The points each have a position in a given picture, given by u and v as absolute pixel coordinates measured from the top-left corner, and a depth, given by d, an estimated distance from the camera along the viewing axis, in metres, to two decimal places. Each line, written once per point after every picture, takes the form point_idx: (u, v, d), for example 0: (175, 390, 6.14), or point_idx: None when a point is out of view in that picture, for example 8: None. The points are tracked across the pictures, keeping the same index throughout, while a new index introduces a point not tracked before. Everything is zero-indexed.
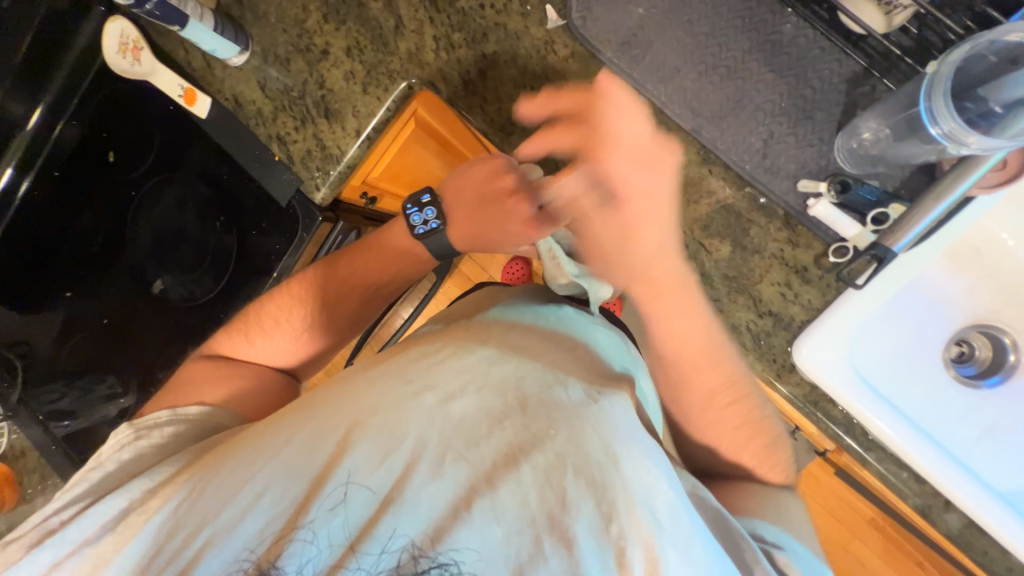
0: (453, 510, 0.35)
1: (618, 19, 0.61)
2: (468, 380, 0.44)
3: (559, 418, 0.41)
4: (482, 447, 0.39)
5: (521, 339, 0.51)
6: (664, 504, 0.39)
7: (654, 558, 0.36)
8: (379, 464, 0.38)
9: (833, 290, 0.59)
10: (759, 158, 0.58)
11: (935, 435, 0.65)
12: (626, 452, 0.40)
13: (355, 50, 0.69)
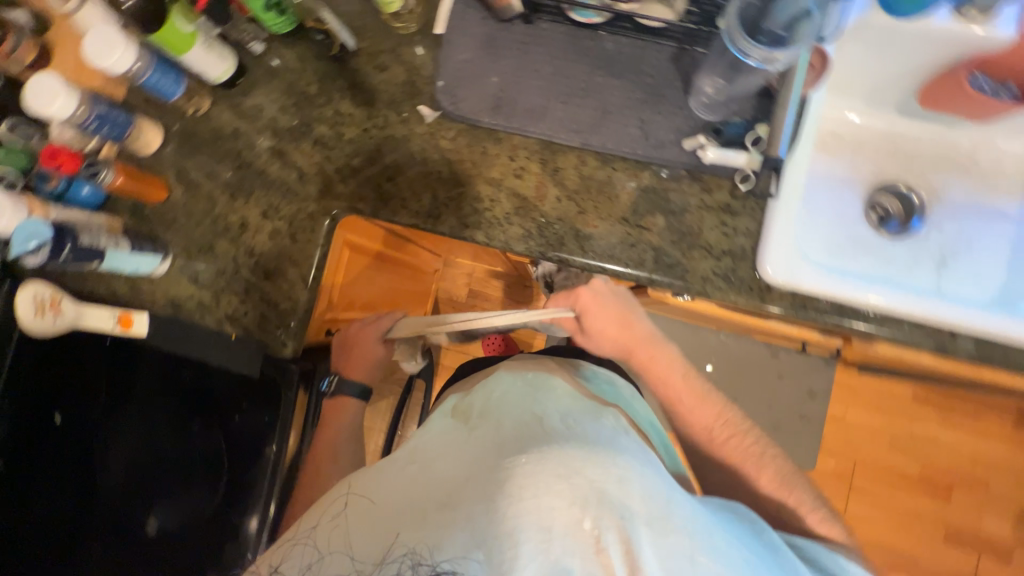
0: (442, 537, 0.43)
1: (481, 91, 0.71)
2: (456, 442, 0.52)
3: (529, 446, 0.46)
4: (463, 485, 0.46)
5: (508, 380, 0.58)
6: (639, 494, 0.43)
7: (624, 540, 0.40)
8: (387, 512, 0.48)
9: (760, 210, 0.66)
10: (644, 141, 0.67)
11: (908, 282, 0.75)
12: (594, 454, 0.45)
13: (273, 211, 0.75)
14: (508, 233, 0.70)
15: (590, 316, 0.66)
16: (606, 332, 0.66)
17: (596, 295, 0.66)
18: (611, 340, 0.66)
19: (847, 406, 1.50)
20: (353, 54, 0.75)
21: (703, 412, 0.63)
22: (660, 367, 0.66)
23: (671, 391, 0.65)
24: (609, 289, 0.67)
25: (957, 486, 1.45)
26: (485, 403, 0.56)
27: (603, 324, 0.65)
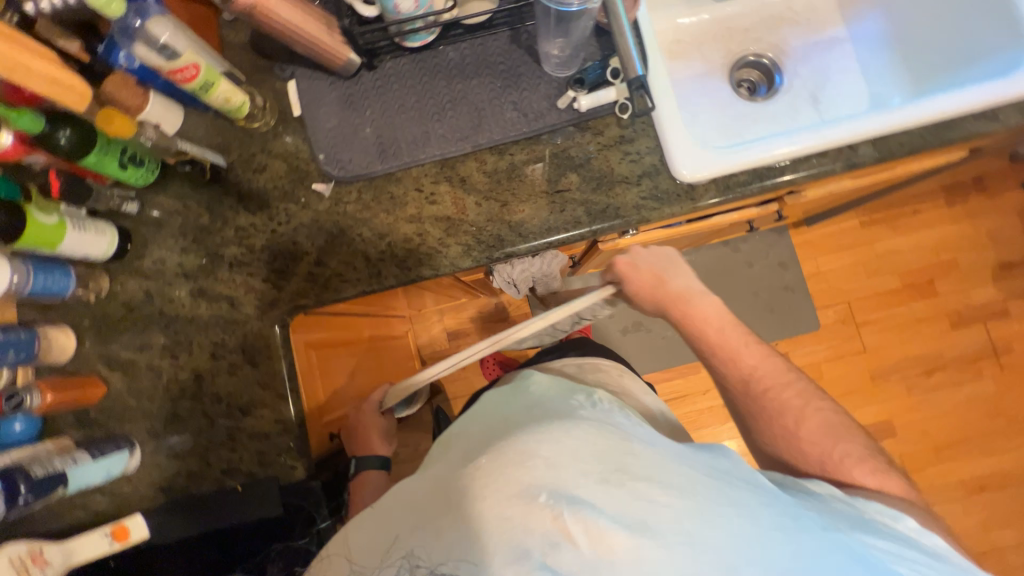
0: (430, 539, 0.48)
1: (362, 145, 0.72)
2: (434, 465, 0.57)
3: (493, 447, 0.51)
4: (446, 488, 0.50)
5: (492, 398, 0.64)
6: (590, 460, 0.48)
7: (574, 503, 0.45)
8: (385, 525, 0.53)
9: (650, 126, 0.70)
10: (524, 118, 0.71)
11: (795, 127, 0.86)
12: (548, 436, 0.49)
13: (221, 349, 0.71)
14: (449, 254, 0.70)
15: (628, 280, 0.74)
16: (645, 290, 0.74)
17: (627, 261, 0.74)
18: (656, 301, 0.73)
19: (814, 259, 1.60)
20: (228, 170, 0.74)
21: (748, 366, 0.68)
22: (704, 324, 0.70)
23: (725, 348, 0.69)
24: (647, 253, 0.75)
25: (935, 277, 1.57)
26: (465, 421, 0.62)
27: (638, 286, 0.74)
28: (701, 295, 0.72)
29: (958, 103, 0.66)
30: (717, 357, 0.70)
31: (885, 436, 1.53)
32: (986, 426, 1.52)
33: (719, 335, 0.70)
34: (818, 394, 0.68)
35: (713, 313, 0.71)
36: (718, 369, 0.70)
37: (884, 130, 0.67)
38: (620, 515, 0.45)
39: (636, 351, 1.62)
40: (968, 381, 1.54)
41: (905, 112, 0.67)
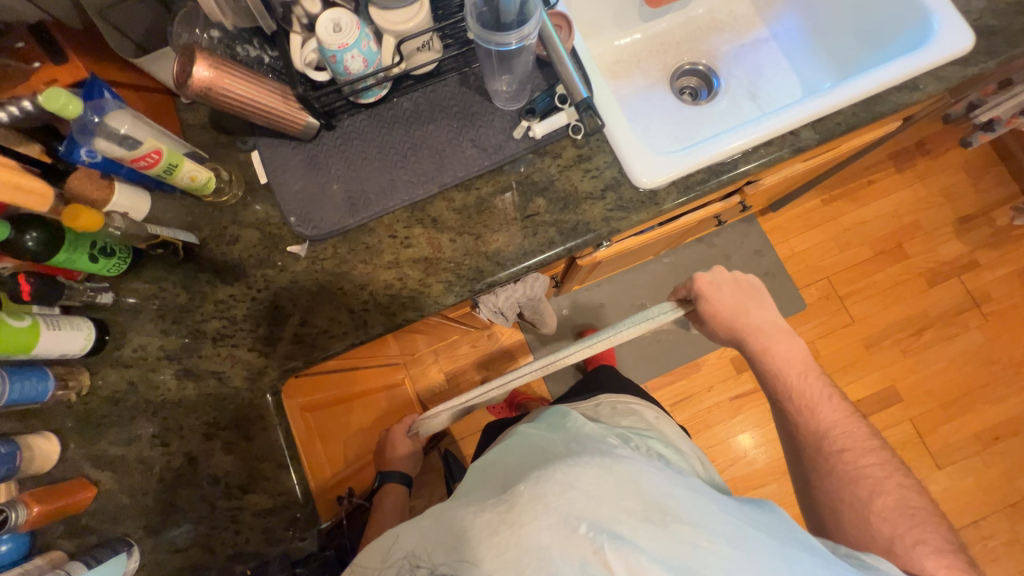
0: (442, 545, 0.50)
1: (332, 202, 0.74)
2: (462, 492, 0.57)
3: (533, 474, 0.52)
4: (480, 512, 0.50)
5: (528, 430, 0.65)
6: (633, 499, 0.49)
7: (614, 536, 0.47)
8: (408, 545, 0.53)
9: (604, 142, 0.74)
10: (485, 153, 0.73)
11: (739, 122, 0.91)
12: (591, 470, 0.50)
13: (214, 427, 0.69)
14: (432, 293, 0.71)
15: (709, 303, 0.77)
16: (723, 312, 0.78)
17: (711, 283, 0.78)
18: (748, 332, 0.78)
19: (787, 241, 1.65)
20: (201, 247, 0.74)
21: (819, 414, 0.77)
22: (782, 367, 0.78)
23: (804, 394, 0.77)
24: (724, 278, 0.79)
25: (903, 241, 1.63)
26: (495, 453, 0.62)
27: (720, 307, 0.77)
28: (784, 336, 0.78)
29: (880, 81, 0.71)
30: (792, 401, 0.78)
31: (892, 402, 1.53)
32: (985, 376, 1.54)
33: (802, 380, 0.77)
34: (854, 427, 0.76)
35: (793, 355, 0.78)
36: (790, 412, 0.79)
37: (823, 113, 0.71)
38: (658, 549, 0.47)
39: (635, 360, 1.62)
40: (957, 334, 1.57)
41: (837, 94, 0.71)
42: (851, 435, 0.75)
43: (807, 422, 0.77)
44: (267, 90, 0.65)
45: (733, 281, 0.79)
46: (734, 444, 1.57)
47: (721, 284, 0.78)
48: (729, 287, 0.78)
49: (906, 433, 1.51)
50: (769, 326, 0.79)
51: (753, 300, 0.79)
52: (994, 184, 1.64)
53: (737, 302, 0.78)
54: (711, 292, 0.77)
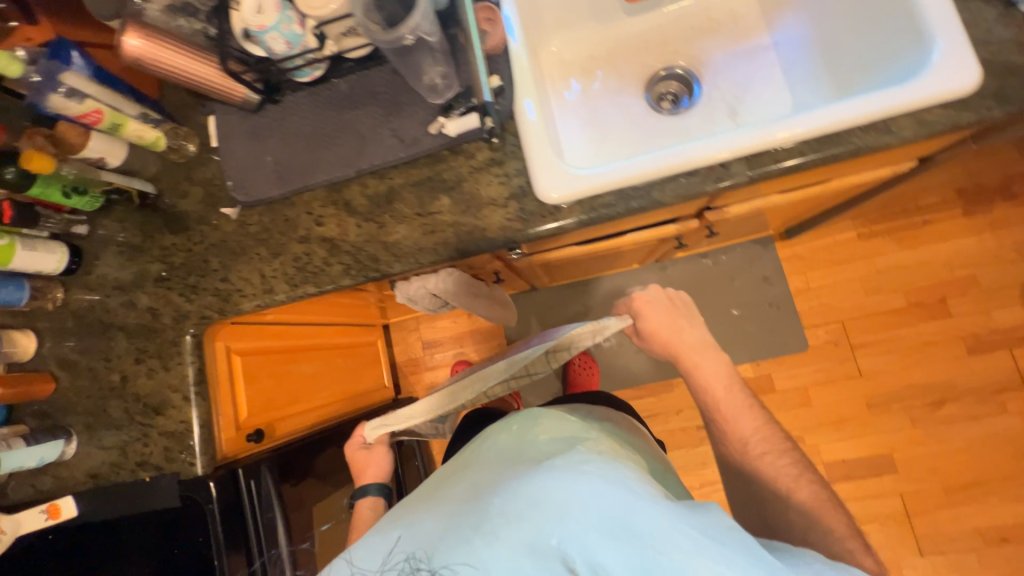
0: (440, 551, 0.52)
1: (263, 171, 0.79)
2: (459, 489, 0.60)
3: (515, 484, 0.56)
4: (471, 511, 0.55)
5: (504, 425, 0.72)
6: (604, 514, 0.50)
7: (583, 552, 0.49)
8: (405, 527, 0.58)
9: (519, 149, 0.72)
10: (401, 143, 0.74)
11: (706, 134, 0.83)
12: (563, 488, 0.53)
13: (143, 353, 0.81)
14: (331, 273, 0.75)
15: (640, 316, 0.88)
16: (657, 328, 0.87)
17: (649, 301, 0.88)
18: (665, 345, 0.87)
19: (804, 273, 1.48)
20: (157, 197, 0.85)
21: (734, 424, 0.82)
22: (699, 376, 0.85)
23: (724, 401, 0.83)
24: (658, 295, 0.89)
25: (949, 295, 1.40)
26: (490, 456, 0.66)
27: (654, 321, 0.87)
28: (705, 349, 0.86)
29: (829, 118, 0.62)
30: (717, 411, 0.83)
31: (883, 472, 1.37)
32: (1012, 469, 1.32)
33: (717, 388, 0.84)
34: (773, 440, 0.79)
35: (714, 365, 0.85)
36: (716, 421, 0.84)
37: (756, 147, 0.64)
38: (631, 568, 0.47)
39: (606, 367, 1.58)
40: (988, 415, 1.35)
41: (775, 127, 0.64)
42: (767, 439, 0.80)
43: (732, 429, 0.82)
44: (203, 61, 0.71)
45: (668, 302, 0.89)
46: (691, 474, 1.49)
47: (653, 300, 0.89)
48: (659, 304, 0.89)
49: (892, 509, 1.35)
50: (694, 339, 0.86)
51: (680, 317, 0.88)
52: None
53: (665, 319, 0.87)
54: (639, 311, 0.88)
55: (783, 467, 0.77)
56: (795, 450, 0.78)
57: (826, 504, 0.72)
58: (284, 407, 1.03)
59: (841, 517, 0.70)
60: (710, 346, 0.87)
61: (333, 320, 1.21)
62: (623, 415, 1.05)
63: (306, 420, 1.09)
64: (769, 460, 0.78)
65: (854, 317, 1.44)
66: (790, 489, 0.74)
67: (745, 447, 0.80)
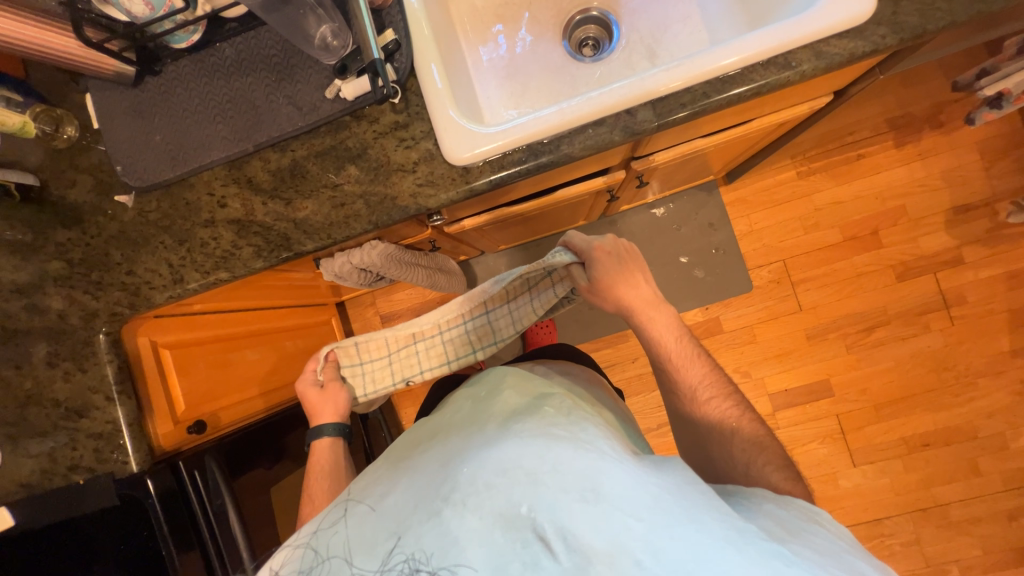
0: (428, 538, 0.50)
1: (152, 152, 0.73)
2: (428, 461, 0.58)
3: (486, 454, 0.54)
4: (448, 487, 0.53)
5: (470, 393, 0.71)
6: (572, 475, 0.50)
7: (554, 516, 0.48)
8: (383, 520, 0.54)
9: (425, 110, 0.69)
10: (299, 112, 0.69)
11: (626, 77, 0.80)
12: (529, 451, 0.53)
13: (57, 357, 0.77)
14: (243, 257, 0.72)
15: (595, 271, 0.83)
16: (614, 283, 0.83)
17: (605, 253, 0.83)
18: (616, 304, 0.84)
19: (748, 216, 1.51)
20: (42, 188, 0.77)
21: (679, 373, 0.84)
22: (653, 330, 0.85)
23: (675, 353, 0.84)
24: (609, 252, 0.84)
25: (882, 226, 1.46)
26: (457, 423, 0.64)
27: (608, 275, 0.82)
28: (658, 303, 0.85)
29: (721, 60, 0.62)
30: (669, 363, 0.84)
31: (821, 396, 1.47)
32: (933, 382, 1.44)
33: (668, 341, 0.84)
34: (716, 384, 0.83)
35: (667, 317, 0.85)
36: (666, 372, 0.85)
37: (655, 93, 0.63)
38: (599, 527, 0.47)
39: (564, 323, 1.61)
40: (914, 335, 1.45)
41: (674, 70, 0.63)
42: (713, 384, 0.84)
43: (681, 379, 0.84)
44: (53, 30, 0.63)
45: (622, 256, 0.85)
46: (649, 416, 1.57)
47: (608, 252, 0.84)
48: (612, 258, 0.84)
49: (829, 429, 1.46)
50: (647, 295, 0.85)
51: (636, 269, 0.85)
52: (1008, 171, 1.44)
53: (618, 273, 0.83)
54: (592, 267, 0.83)
55: (715, 406, 0.82)
56: (737, 393, 0.83)
57: (756, 431, 0.78)
58: (230, 395, 1.02)
59: (770, 443, 0.77)
60: (661, 300, 0.86)
61: (276, 302, 1.18)
62: (581, 366, 1.05)
63: (255, 406, 1.08)
64: (714, 404, 0.82)
65: (797, 255, 1.49)
66: (732, 429, 0.79)
67: (695, 395, 0.83)
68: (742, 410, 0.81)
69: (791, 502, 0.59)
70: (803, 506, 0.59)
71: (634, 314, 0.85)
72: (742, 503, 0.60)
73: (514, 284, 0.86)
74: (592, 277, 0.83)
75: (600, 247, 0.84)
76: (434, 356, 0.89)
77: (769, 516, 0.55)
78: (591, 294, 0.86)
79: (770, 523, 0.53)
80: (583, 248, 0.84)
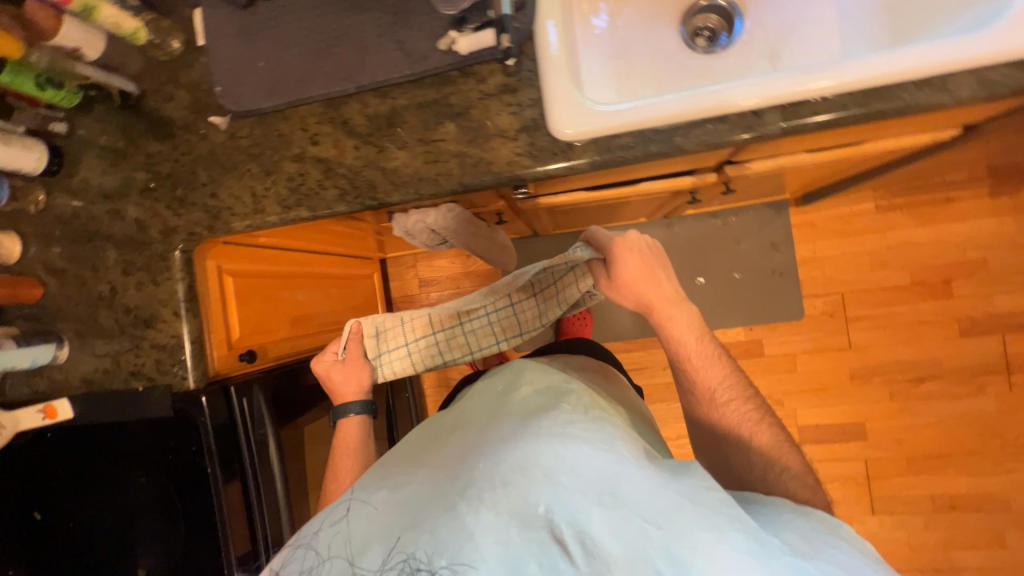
0: (438, 540, 0.49)
1: (252, 78, 0.72)
2: (440, 458, 0.59)
3: (501, 451, 0.55)
4: (461, 484, 0.53)
5: (489, 385, 0.72)
6: (589, 476, 0.51)
7: (570, 517, 0.48)
8: (393, 514, 0.53)
9: (537, 77, 0.66)
10: (407, 58, 0.67)
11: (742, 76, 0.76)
12: (544, 452, 0.53)
13: (133, 266, 0.79)
14: (324, 197, 0.71)
15: (621, 264, 0.80)
16: (634, 281, 0.80)
17: (629, 246, 0.80)
18: (638, 298, 0.80)
19: (814, 242, 1.45)
20: (140, 97, 0.78)
21: (699, 374, 0.80)
22: (673, 329, 0.81)
23: (694, 353, 0.80)
24: (635, 245, 0.81)
25: (955, 277, 1.38)
26: (469, 418, 0.66)
27: (632, 268, 0.79)
28: (680, 300, 0.81)
29: (872, 70, 0.58)
30: (688, 363, 0.80)
31: (853, 438, 1.43)
32: (975, 445, 1.38)
33: (688, 340, 0.80)
34: (737, 386, 0.79)
35: (688, 314, 0.81)
36: (686, 372, 0.81)
37: (791, 95, 0.59)
38: (620, 532, 0.47)
39: (600, 319, 1.59)
40: (965, 395, 1.38)
41: (817, 74, 0.59)
42: (733, 387, 0.79)
43: (699, 380, 0.80)
44: None
45: (646, 250, 0.81)
46: (670, 426, 1.55)
47: (634, 244, 0.80)
48: (638, 251, 0.80)
49: (854, 472, 1.42)
50: (670, 291, 0.81)
51: (660, 264, 0.82)
52: None
53: (642, 267, 0.80)
54: (618, 258, 0.80)
55: (739, 409, 0.78)
56: (757, 396, 0.79)
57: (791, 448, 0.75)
58: (278, 329, 1.04)
59: (792, 452, 0.73)
60: (685, 297, 0.82)
61: (331, 248, 1.18)
62: (596, 362, 1.03)
63: (298, 346, 1.10)
64: (733, 408, 0.77)
65: (856, 291, 1.43)
66: (752, 433, 0.75)
67: (714, 397, 0.79)
68: (763, 414, 0.77)
69: (811, 511, 0.55)
70: (826, 517, 0.54)
71: (655, 311, 0.81)
72: (766, 513, 0.55)
73: (539, 279, 0.89)
74: (613, 272, 0.80)
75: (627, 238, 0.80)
76: (457, 346, 0.93)
77: (793, 528, 0.51)
78: (613, 287, 0.82)
79: (794, 537, 0.49)
80: (607, 239, 0.81)
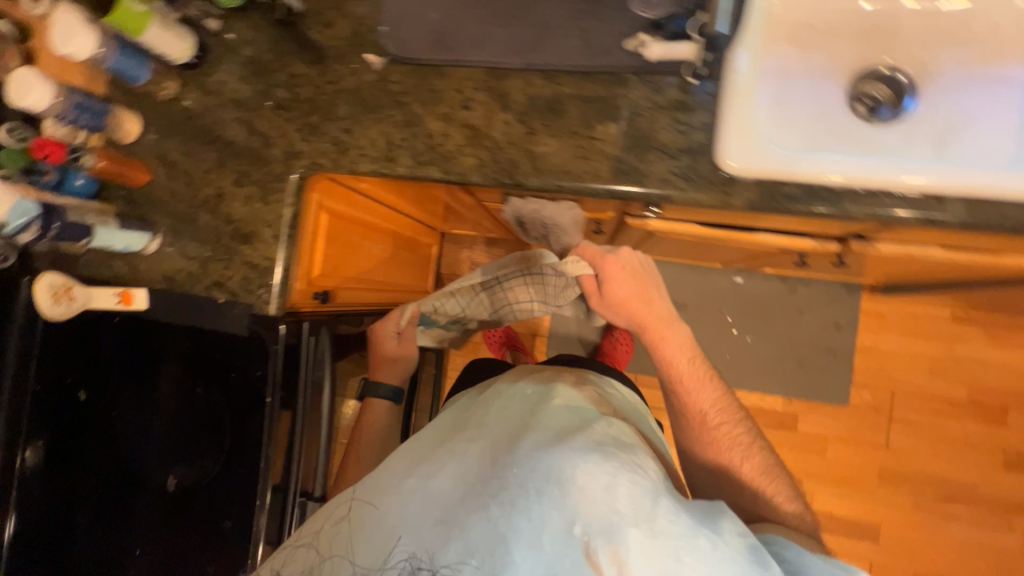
0: (466, 543, 0.53)
1: (422, 28, 0.71)
2: (462, 458, 0.62)
3: (523, 464, 0.57)
4: (483, 493, 0.57)
5: (519, 387, 0.72)
6: (620, 502, 0.53)
7: (603, 538, 0.51)
8: (417, 510, 0.58)
9: (714, 102, 0.64)
10: (586, 50, 0.66)
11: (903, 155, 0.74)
12: (574, 466, 0.56)
13: (246, 179, 0.78)
14: (461, 163, 0.70)
15: (613, 282, 0.85)
16: (627, 298, 0.85)
17: (620, 264, 0.85)
18: (627, 313, 0.85)
19: (878, 333, 1.42)
20: (300, 17, 0.77)
21: (690, 396, 0.79)
22: (663, 346, 0.83)
23: (684, 372, 0.81)
24: (629, 264, 0.86)
25: (1012, 406, 1.35)
26: (490, 419, 0.68)
27: (621, 284, 0.84)
28: (669, 319, 0.84)
29: None
30: (680, 385, 0.81)
31: (865, 538, 1.39)
32: None
33: (677, 357, 0.82)
34: (729, 409, 0.79)
35: (676, 333, 0.83)
36: (678, 396, 0.81)
37: (984, 191, 0.57)
38: (650, 558, 0.50)
39: (640, 349, 1.57)
40: (991, 526, 1.35)
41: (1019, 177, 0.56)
42: (725, 411, 0.78)
43: (687, 402, 0.80)
44: None
45: (635, 268, 0.87)
46: None
47: (627, 265, 0.85)
48: (630, 271, 0.85)
49: None
50: (659, 309, 0.85)
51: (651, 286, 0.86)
52: None
53: (632, 286, 0.84)
54: (612, 274, 0.84)
55: (736, 437, 0.76)
56: (748, 420, 0.78)
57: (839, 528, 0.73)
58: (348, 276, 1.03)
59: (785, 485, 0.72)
60: (675, 319, 0.85)
61: (413, 209, 1.17)
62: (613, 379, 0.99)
63: (359, 297, 1.09)
64: (724, 431, 0.76)
65: (907, 393, 1.40)
66: (742, 458, 0.74)
67: (706, 420, 0.77)
68: (755, 440, 0.76)
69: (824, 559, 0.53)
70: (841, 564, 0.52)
71: (644, 329, 0.84)
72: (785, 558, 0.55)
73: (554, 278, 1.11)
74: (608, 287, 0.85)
75: (622, 257, 0.85)
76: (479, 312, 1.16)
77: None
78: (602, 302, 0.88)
79: None
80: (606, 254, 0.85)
